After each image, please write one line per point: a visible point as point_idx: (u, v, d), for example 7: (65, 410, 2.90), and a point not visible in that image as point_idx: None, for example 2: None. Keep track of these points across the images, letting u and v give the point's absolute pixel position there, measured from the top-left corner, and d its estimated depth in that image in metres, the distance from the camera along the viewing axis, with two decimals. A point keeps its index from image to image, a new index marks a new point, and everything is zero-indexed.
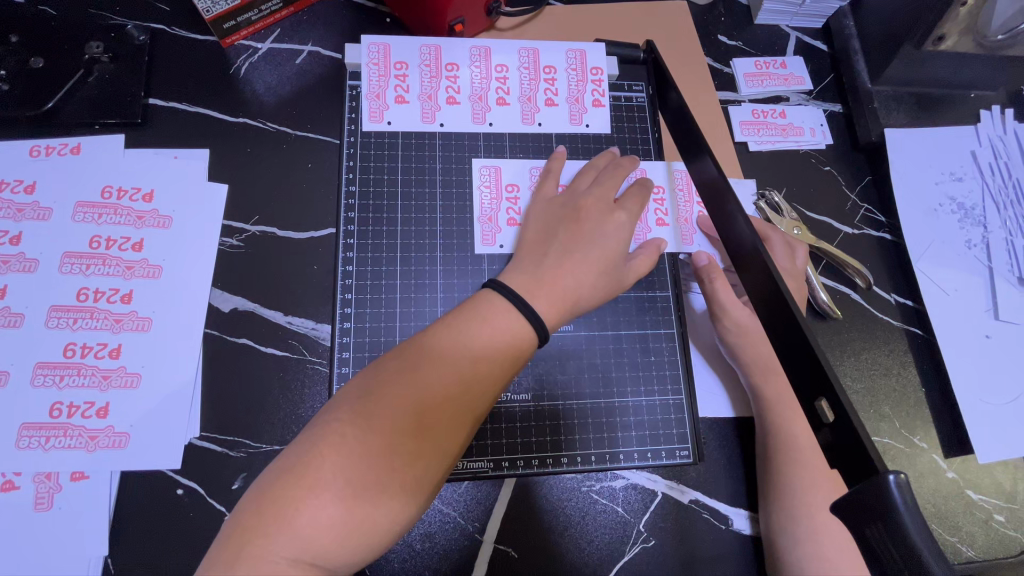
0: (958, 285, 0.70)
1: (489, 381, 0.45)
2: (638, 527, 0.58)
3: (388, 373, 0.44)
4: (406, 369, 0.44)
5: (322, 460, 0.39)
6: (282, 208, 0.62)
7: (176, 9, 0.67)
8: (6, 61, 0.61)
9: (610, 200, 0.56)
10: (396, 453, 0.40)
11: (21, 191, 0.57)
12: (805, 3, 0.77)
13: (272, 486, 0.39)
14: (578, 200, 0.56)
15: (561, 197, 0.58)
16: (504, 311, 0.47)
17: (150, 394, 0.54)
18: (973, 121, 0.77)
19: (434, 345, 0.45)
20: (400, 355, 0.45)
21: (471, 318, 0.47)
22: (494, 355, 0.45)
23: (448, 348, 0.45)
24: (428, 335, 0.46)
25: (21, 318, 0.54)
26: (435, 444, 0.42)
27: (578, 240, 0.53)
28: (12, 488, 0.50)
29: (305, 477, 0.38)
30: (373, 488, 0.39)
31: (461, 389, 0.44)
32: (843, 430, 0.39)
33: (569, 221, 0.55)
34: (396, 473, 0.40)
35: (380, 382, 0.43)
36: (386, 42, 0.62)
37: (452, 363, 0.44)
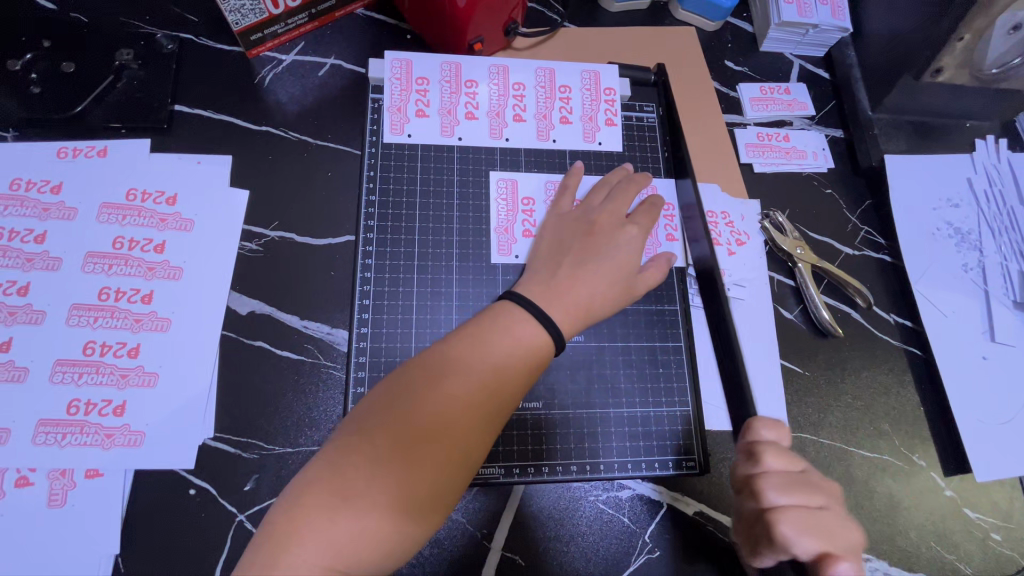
0: (955, 307, 0.72)
1: (509, 384, 0.46)
2: (643, 538, 0.58)
3: (409, 381, 0.45)
4: (426, 377, 0.45)
5: (354, 472, 0.40)
6: (300, 215, 0.63)
7: (205, 20, 0.69)
8: (38, 66, 0.63)
9: (623, 215, 0.59)
10: (420, 458, 0.42)
11: (47, 191, 0.58)
12: (808, 33, 0.81)
13: (306, 496, 0.40)
14: (591, 215, 0.58)
15: (576, 211, 0.59)
16: (523, 318, 0.49)
17: (166, 394, 0.54)
18: (969, 150, 0.80)
19: (454, 352, 0.47)
20: (421, 362, 0.46)
21: (490, 325, 0.48)
22: (513, 360, 0.47)
23: (469, 354, 0.46)
24: (449, 342, 0.48)
25: (42, 315, 0.54)
26: (456, 448, 0.43)
27: (594, 252, 0.55)
28: (26, 484, 0.50)
29: (339, 488, 0.40)
30: (397, 492, 0.40)
31: (481, 393, 0.45)
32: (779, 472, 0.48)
33: (584, 235, 0.56)
34: (418, 476, 0.41)
35: (403, 388, 0.45)
36: (408, 58, 0.65)
37: (472, 368, 0.46)
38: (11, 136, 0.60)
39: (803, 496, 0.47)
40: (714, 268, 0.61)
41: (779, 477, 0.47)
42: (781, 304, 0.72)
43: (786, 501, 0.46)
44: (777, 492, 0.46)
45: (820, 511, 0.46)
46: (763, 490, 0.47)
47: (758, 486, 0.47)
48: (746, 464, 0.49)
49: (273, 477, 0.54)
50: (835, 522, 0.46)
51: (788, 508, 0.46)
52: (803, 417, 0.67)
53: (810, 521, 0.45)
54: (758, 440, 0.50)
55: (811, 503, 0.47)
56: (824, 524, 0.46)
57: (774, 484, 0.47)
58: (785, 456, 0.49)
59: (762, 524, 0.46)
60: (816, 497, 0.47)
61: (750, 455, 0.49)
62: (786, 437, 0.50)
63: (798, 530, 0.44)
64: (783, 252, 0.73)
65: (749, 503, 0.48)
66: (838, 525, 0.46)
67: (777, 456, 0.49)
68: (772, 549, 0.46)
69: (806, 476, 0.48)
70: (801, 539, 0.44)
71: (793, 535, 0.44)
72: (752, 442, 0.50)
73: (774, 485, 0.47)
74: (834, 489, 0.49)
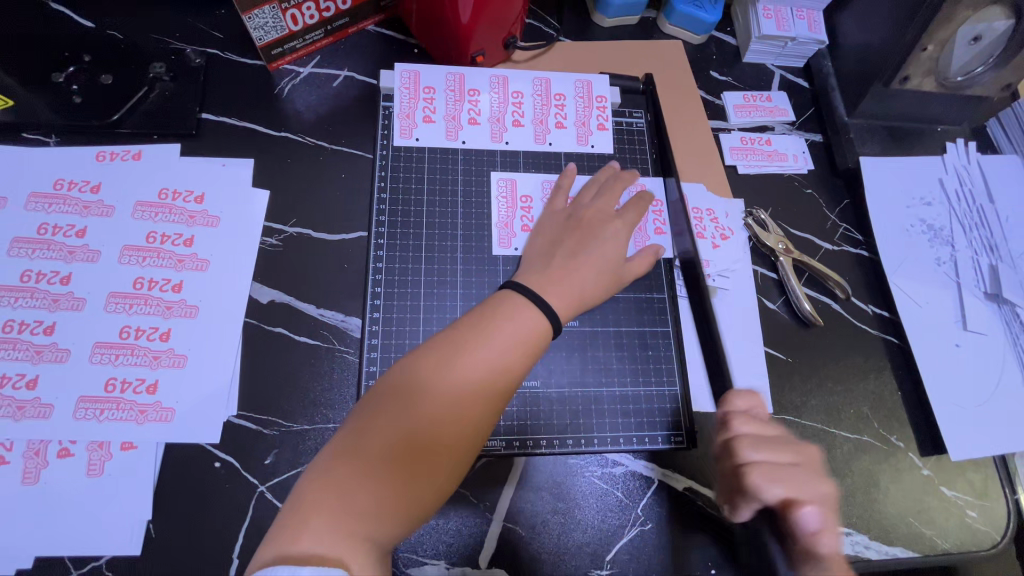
0: (929, 298, 0.77)
1: (505, 376, 0.51)
2: (636, 511, 0.62)
3: (416, 369, 0.50)
4: (433, 365, 0.50)
5: (368, 450, 0.45)
6: (317, 212, 0.68)
7: (230, 37, 0.75)
8: (79, 78, 0.69)
9: (611, 211, 0.64)
10: (426, 438, 0.47)
11: (87, 190, 0.64)
12: (787, 45, 0.87)
13: (324, 472, 0.45)
14: (581, 211, 0.64)
15: (566, 209, 0.65)
16: (517, 316, 0.53)
17: (195, 374, 0.59)
18: (940, 152, 0.85)
19: (458, 341, 0.51)
20: (420, 358, 0.50)
21: (486, 324, 0.52)
22: (507, 355, 0.51)
23: (466, 350, 0.50)
24: (446, 339, 0.51)
25: (83, 302, 0.59)
26: (459, 428, 0.48)
27: (587, 245, 0.60)
28: (67, 455, 0.55)
29: (355, 464, 0.45)
30: (406, 468, 0.45)
31: (478, 386, 0.49)
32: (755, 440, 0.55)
33: (576, 230, 0.62)
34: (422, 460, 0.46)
35: (404, 383, 0.49)
36: (416, 70, 0.71)
37: (470, 364, 0.50)
38: (54, 141, 0.66)
39: (773, 454, 0.54)
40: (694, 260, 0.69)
41: (751, 438, 0.55)
42: (764, 296, 0.77)
43: (758, 457, 0.54)
44: (750, 449, 0.54)
45: (790, 467, 0.53)
46: (737, 448, 0.54)
47: (734, 446, 0.55)
48: (722, 431, 0.57)
49: (291, 451, 0.58)
50: (804, 476, 0.53)
51: (758, 463, 0.53)
52: (787, 401, 0.72)
53: (779, 473, 0.52)
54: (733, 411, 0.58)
55: (781, 460, 0.54)
56: (792, 476, 0.53)
57: (748, 443, 0.54)
58: (757, 421, 0.57)
59: (737, 476, 0.53)
60: (786, 454, 0.54)
61: (727, 421, 0.57)
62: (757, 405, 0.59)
63: (765, 480, 0.52)
64: (766, 247, 0.78)
65: (726, 461, 0.55)
66: (805, 478, 0.53)
67: (750, 422, 0.57)
68: (745, 497, 0.53)
69: (778, 439, 0.56)
70: (770, 488, 0.52)
71: (763, 484, 0.52)
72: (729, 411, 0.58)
73: (747, 443, 0.54)
74: (808, 451, 0.56)
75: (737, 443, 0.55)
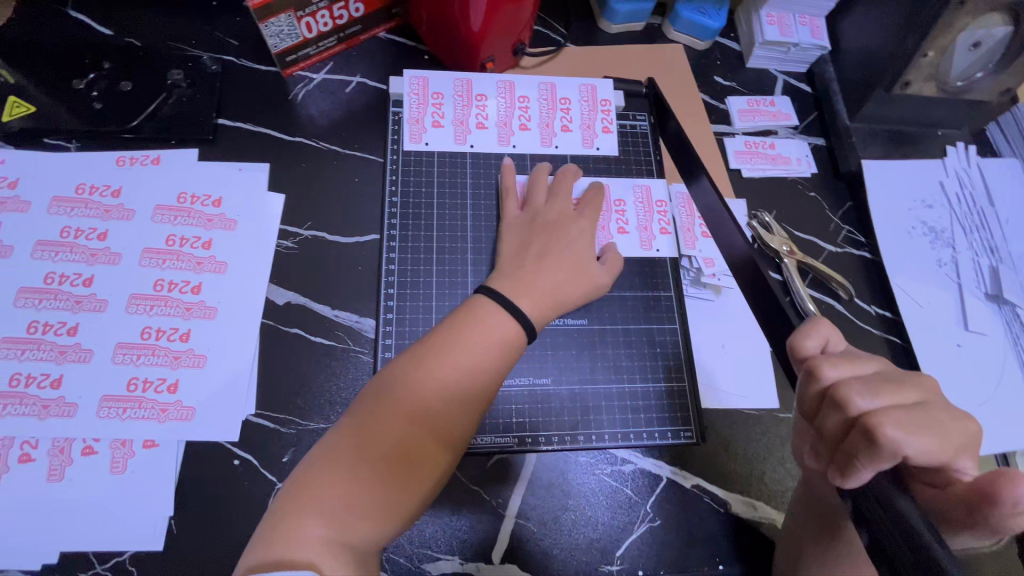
0: (931, 299, 0.78)
1: (478, 378, 0.53)
2: (644, 508, 0.64)
3: (394, 375, 0.52)
4: (409, 370, 0.52)
5: (349, 455, 0.48)
6: (331, 215, 0.70)
7: (245, 44, 0.77)
8: (99, 84, 0.70)
9: (571, 211, 0.66)
10: (405, 439, 0.49)
11: (108, 194, 0.65)
12: (790, 51, 0.88)
13: (306, 477, 0.47)
14: (541, 215, 0.65)
15: (524, 214, 0.66)
16: (490, 320, 0.55)
17: (214, 373, 0.60)
18: (941, 155, 0.87)
19: (432, 347, 0.53)
20: (396, 365, 0.53)
21: (459, 328, 0.54)
22: (480, 357, 0.53)
23: (440, 353, 0.52)
24: (423, 344, 0.54)
25: (105, 303, 0.61)
26: (438, 428, 0.50)
27: (549, 249, 0.62)
28: (91, 453, 0.56)
29: (334, 469, 0.47)
30: (385, 468, 0.47)
31: (452, 388, 0.52)
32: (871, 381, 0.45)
33: (538, 234, 0.63)
34: (399, 460, 0.48)
35: (384, 387, 0.51)
36: (425, 76, 0.72)
37: (444, 366, 0.52)
38: (75, 147, 0.68)
39: (892, 396, 0.44)
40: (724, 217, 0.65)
41: (859, 381, 0.45)
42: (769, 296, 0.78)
43: (877, 404, 0.44)
44: (865, 397, 0.44)
45: (919, 407, 0.44)
46: (850, 397, 0.44)
47: (840, 395, 0.45)
48: (811, 383, 0.47)
49: (308, 449, 0.60)
50: (944, 415, 0.44)
51: (883, 411, 0.43)
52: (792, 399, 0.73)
53: (913, 418, 0.42)
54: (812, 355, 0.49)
55: (903, 401, 0.44)
56: (924, 419, 0.43)
57: (858, 389, 0.44)
58: (848, 360, 0.47)
59: (862, 433, 0.42)
60: (909, 394, 0.45)
61: (813, 371, 0.47)
62: (837, 339, 0.50)
63: (904, 430, 0.41)
64: (771, 249, 0.79)
65: (834, 416, 0.45)
66: (942, 417, 0.43)
67: (842, 363, 0.47)
68: (881, 459, 0.42)
69: (885, 375, 0.46)
70: (908, 438, 0.41)
71: (901, 436, 0.41)
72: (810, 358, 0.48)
73: (859, 389, 0.44)
74: (928, 384, 0.46)
75: (846, 393, 0.44)
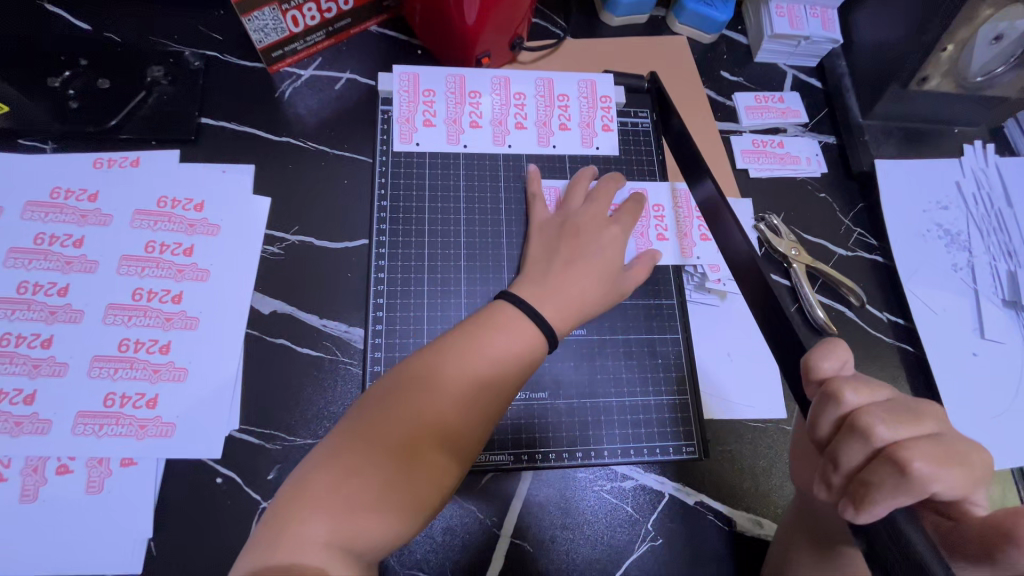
0: (946, 305, 0.75)
1: (496, 386, 0.50)
2: (646, 526, 0.61)
3: (409, 376, 0.49)
4: (426, 372, 0.49)
5: (358, 458, 0.44)
6: (319, 220, 0.67)
7: (229, 39, 0.73)
8: (76, 82, 0.67)
9: (603, 216, 0.63)
10: (421, 445, 0.46)
11: (84, 199, 0.62)
12: (800, 44, 0.84)
13: (308, 479, 0.44)
14: (574, 218, 0.62)
15: (557, 216, 0.63)
16: (511, 323, 0.53)
17: (196, 387, 0.58)
18: (957, 154, 0.83)
19: (451, 347, 0.51)
20: (411, 365, 0.50)
21: (480, 330, 0.52)
22: (501, 362, 0.50)
23: (459, 355, 0.50)
24: (441, 344, 0.51)
25: (81, 314, 0.58)
26: (453, 436, 0.47)
27: (579, 252, 0.59)
28: (66, 472, 0.54)
29: (340, 472, 0.43)
30: (397, 475, 0.44)
31: (470, 394, 0.49)
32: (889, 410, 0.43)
33: (568, 236, 0.60)
34: (414, 466, 0.45)
35: (400, 387, 0.48)
36: (415, 72, 0.69)
37: (462, 369, 0.49)
38: (51, 148, 0.65)
39: (912, 426, 0.42)
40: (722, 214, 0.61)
41: (879, 409, 0.43)
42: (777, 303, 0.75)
43: (898, 436, 0.41)
44: (887, 427, 0.41)
45: (940, 438, 0.42)
46: (873, 426, 0.41)
47: (860, 425, 0.42)
48: (827, 408, 0.44)
49: (294, 466, 0.57)
50: (961, 444, 0.42)
51: (906, 442, 0.41)
52: None
53: (939, 450, 0.40)
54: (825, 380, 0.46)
55: (922, 432, 0.42)
56: (947, 452, 0.40)
57: (879, 418, 0.42)
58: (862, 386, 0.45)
59: (889, 466, 0.40)
60: (927, 424, 0.43)
61: (830, 396, 0.44)
62: (849, 364, 0.47)
63: (931, 463, 0.39)
64: (779, 253, 0.76)
65: (853, 445, 0.42)
66: (961, 448, 0.41)
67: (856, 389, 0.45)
68: (905, 496, 0.39)
69: (901, 403, 0.44)
70: (935, 474, 0.39)
71: (929, 471, 0.39)
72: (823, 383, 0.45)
73: (880, 418, 0.42)
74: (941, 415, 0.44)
75: (868, 421, 0.42)
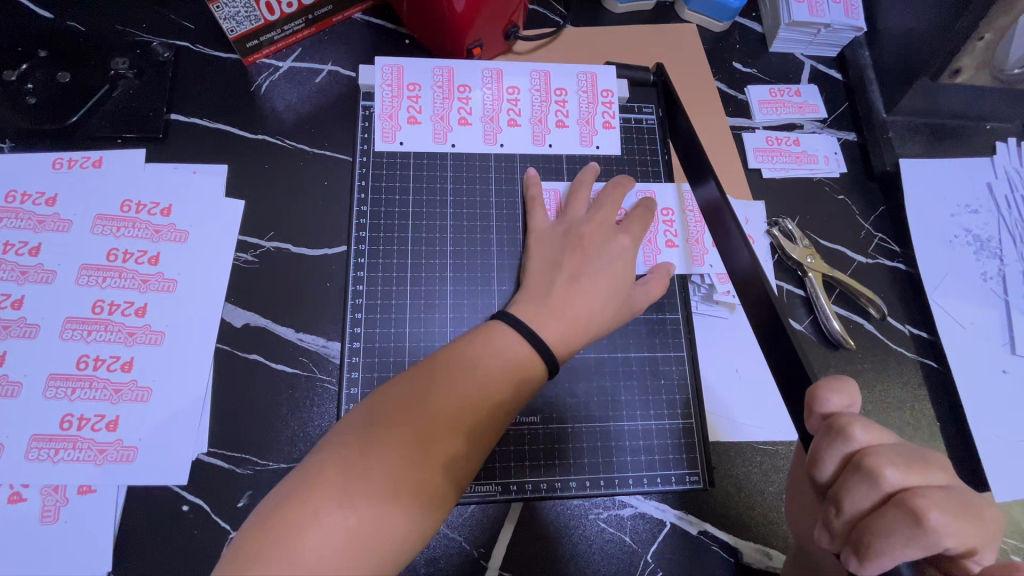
0: (974, 318, 0.69)
1: (490, 413, 0.45)
2: (645, 558, 0.57)
3: (396, 396, 0.44)
4: (415, 393, 0.44)
5: (332, 486, 0.39)
6: (296, 225, 0.62)
7: (202, 28, 0.68)
8: (35, 75, 0.62)
9: (611, 224, 0.58)
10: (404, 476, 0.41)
11: (42, 203, 0.58)
12: (820, 33, 0.78)
13: (276, 508, 0.39)
14: (579, 226, 0.57)
15: (561, 224, 0.58)
16: (510, 343, 0.48)
17: (160, 408, 0.54)
18: (989, 153, 0.77)
19: (443, 367, 0.46)
20: (399, 384, 0.45)
21: (475, 349, 0.47)
22: (495, 386, 0.46)
23: (451, 376, 0.45)
24: (440, 357, 0.47)
25: (36, 328, 0.54)
26: (440, 468, 0.42)
27: (584, 265, 0.54)
28: (19, 500, 0.50)
29: (310, 503, 0.38)
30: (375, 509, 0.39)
31: (460, 422, 0.44)
32: (901, 452, 0.37)
33: (572, 247, 0.55)
34: (404, 495, 0.40)
35: (394, 402, 0.44)
36: (399, 64, 0.63)
37: (454, 392, 0.45)
38: (7, 147, 0.60)
39: (924, 472, 0.37)
40: (726, 222, 0.55)
41: (890, 449, 0.37)
42: (790, 314, 0.69)
43: (907, 481, 0.36)
44: (897, 471, 0.36)
45: (952, 489, 0.36)
46: (881, 468, 0.36)
47: (867, 466, 0.36)
48: (833, 445, 0.38)
49: (266, 493, 0.53)
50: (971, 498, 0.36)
51: (919, 489, 0.35)
52: None
53: (952, 500, 0.35)
54: (834, 412, 0.40)
55: (934, 480, 0.37)
56: (963, 504, 0.35)
57: (890, 459, 0.36)
58: (874, 424, 0.39)
59: (897, 515, 0.35)
60: (938, 471, 0.37)
61: (837, 431, 0.38)
62: (859, 402, 0.40)
63: (946, 515, 0.34)
64: (792, 260, 0.70)
65: (860, 489, 0.37)
66: (974, 502, 0.36)
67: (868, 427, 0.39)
68: (913, 550, 0.34)
69: (914, 446, 0.38)
70: (948, 528, 0.34)
71: (941, 523, 0.34)
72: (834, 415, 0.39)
73: (891, 459, 0.36)
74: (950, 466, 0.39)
75: (876, 463, 0.36)
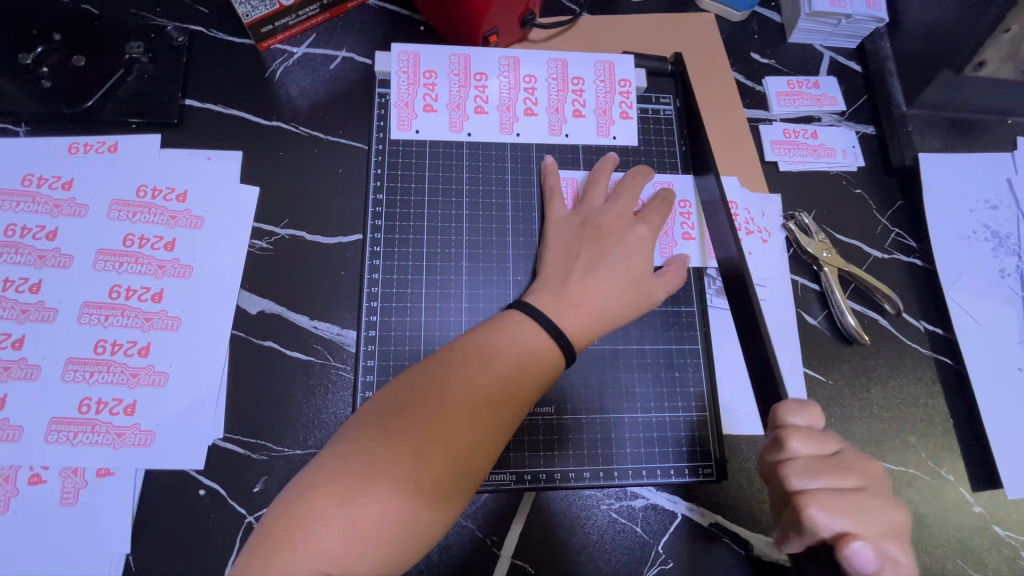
0: (991, 315, 0.69)
1: (507, 405, 0.45)
2: (656, 549, 0.57)
3: (413, 387, 0.44)
4: (432, 384, 0.44)
5: (354, 479, 0.39)
6: (310, 213, 0.62)
7: (216, 12, 0.67)
8: (50, 58, 0.62)
9: (629, 215, 0.57)
10: (424, 469, 0.41)
11: (58, 187, 0.58)
12: (841, 23, 0.76)
13: (298, 499, 0.39)
14: (596, 218, 0.56)
15: (578, 216, 0.58)
16: (526, 335, 0.48)
17: (178, 394, 0.54)
18: (1010, 148, 0.76)
19: (459, 358, 0.46)
20: (414, 375, 0.45)
21: (490, 341, 0.47)
22: (513, 378, 0.45)
23: (464, 368, 0.45)
24: (456, 345, 0.47)
25: (54, 312, 0.55)
26: (460, 459, 0.42)
27: (603, 256, 0.54)
28: (39, 482, 0.51)
29: (332, 495, 0.39)
30: (397, 501, 0.39)
31: (478, 414, 0.44)
32: (817, 462, 0.45)
33: (590, 239, 0.55)
34: (423, 487, 0.40)
35: (411, 390, 0.44)
36: (416, 51, 0.63)
37: (470, 385, 0.44)
38: (24, 130, 0.60)
39: (837, 478, 0.44)
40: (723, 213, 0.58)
41: (809, 459, 0.45)
42: (804, 309, 0.69)
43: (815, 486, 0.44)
44: (805, 478, 0.44)
45: (856, 494, 0.43)
46: (788, 475, 0.45)
47: (781, 471, 0.45)
48: (771, 451, 0.47)
49: (281, 478, 0.53)
50: (874, 503, 0.43)
51: (819, 493, 0.43)
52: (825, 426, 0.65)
53: (844, 503, 0.43)
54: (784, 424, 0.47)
55: (845, 485, 0.44)
56: (858, 506, 0.43)
57: (803, 466, 0.44)
58: (813, 438, 0.46)
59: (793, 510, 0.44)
60: (852, 480, 0.44)
61: (776, 439, 0.46)
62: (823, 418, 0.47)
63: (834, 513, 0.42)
64: (808, 254, 0.70)
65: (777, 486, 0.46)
66: (873, 506, 0.43)
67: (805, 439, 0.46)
68: (798, 534, 0.43)
69: (841, 459, 0.45)
70: (832, 524, 0.42)
71: (824, 519, 0.42)
72: (779, 425, 0.47)
73: (801, 470, 0.44)
74: (873, 471, 0.46)
75: (788, 469, 0.45)
